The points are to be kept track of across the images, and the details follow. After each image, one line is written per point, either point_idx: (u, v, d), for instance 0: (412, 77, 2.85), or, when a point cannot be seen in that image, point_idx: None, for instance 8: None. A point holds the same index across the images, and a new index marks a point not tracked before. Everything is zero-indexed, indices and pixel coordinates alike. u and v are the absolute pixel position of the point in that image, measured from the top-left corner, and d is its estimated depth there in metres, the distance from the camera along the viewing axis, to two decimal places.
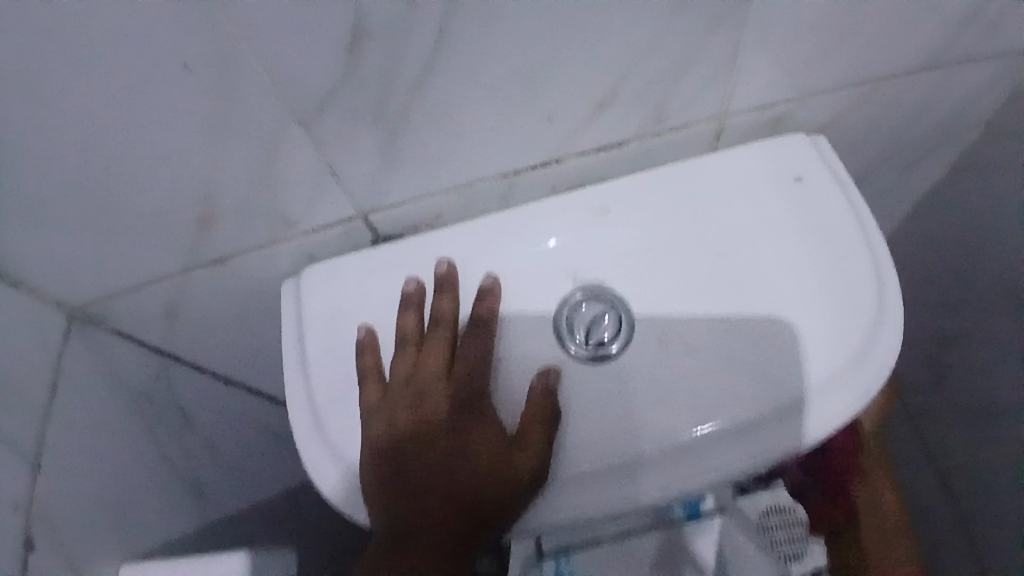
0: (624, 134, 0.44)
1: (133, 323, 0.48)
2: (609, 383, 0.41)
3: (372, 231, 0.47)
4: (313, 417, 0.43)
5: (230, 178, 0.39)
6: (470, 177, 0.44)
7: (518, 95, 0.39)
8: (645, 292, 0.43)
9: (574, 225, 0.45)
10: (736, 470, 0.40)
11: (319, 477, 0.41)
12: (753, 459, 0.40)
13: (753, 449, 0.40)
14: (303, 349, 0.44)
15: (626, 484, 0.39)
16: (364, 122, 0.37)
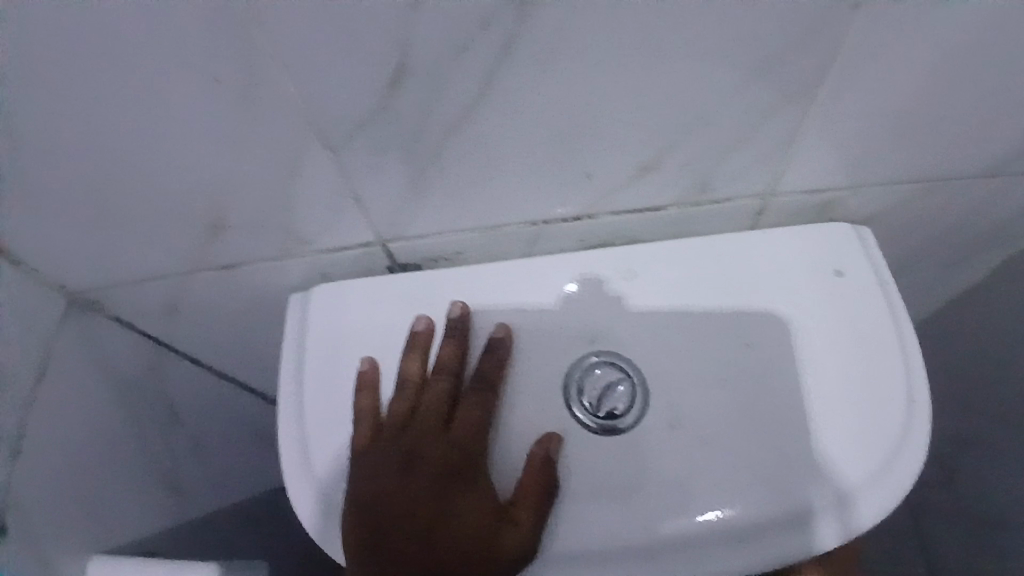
0: (664, 199, 0.42)
1: (132, 313, 0.47)
2: (613, 460, 0.39)
3: (389, 258, 0.45)
4: (303, 449, 0.41)
5: (249, 191, 0.37)
6: (498, 220, 0.42)
7: (561, 147, 0.37)
8: (664, 368, 0.41)
9: (599, 285, 0.43)
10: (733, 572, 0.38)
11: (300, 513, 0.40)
12: (753, 563, 0.38)
13: (754, 553, 0.38)
14: (299, 375, 0.42)
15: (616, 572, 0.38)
16: (395, 156, 0.36)
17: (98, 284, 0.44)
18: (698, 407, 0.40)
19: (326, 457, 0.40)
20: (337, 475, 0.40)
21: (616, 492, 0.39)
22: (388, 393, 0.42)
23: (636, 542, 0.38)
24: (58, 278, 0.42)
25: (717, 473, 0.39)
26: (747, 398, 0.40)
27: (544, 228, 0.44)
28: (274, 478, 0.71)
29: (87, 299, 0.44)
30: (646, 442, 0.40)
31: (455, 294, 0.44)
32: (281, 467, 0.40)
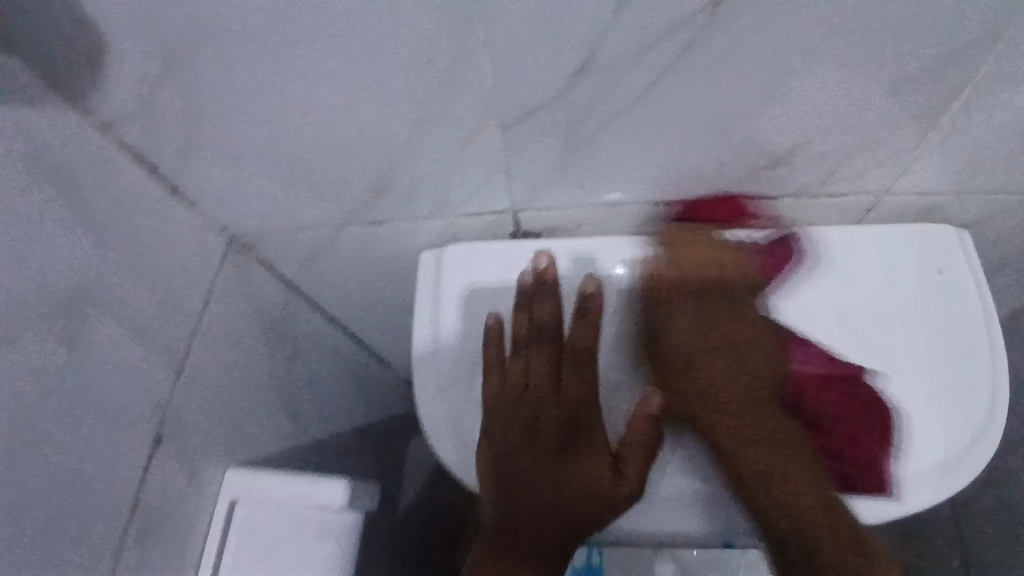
0: (781, 191, 0.46)
1: (279, 258, 0.53)
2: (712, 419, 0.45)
3: (516, 225, 0.50)
4: (439, 387, 0.47)
5: (417, 158, 0.42)
6: (626, 199, 0.47)
7: (698, 139, 0.41)
8: (760, 342, 0.47)
9: (714, 265, 0.48)
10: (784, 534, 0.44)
11: (441, 445, 0.46)
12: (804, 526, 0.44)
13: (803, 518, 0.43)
14: (439, 324, 0.48)
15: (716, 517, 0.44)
16: (555, 135, 0.40)
17: (258, 233, 0.50)
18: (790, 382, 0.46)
19: (462, 395, 0.47)
20: (469, 410, 0.47)
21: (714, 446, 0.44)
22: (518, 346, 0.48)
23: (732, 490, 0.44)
24: (229, 220, 0.48)
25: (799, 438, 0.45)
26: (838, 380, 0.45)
27: (664, 210, 0.48)
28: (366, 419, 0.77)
29: (247, 242, 0.51)
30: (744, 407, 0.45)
31: (574, 265, 0.48)
32: (420, 401, 0.47)
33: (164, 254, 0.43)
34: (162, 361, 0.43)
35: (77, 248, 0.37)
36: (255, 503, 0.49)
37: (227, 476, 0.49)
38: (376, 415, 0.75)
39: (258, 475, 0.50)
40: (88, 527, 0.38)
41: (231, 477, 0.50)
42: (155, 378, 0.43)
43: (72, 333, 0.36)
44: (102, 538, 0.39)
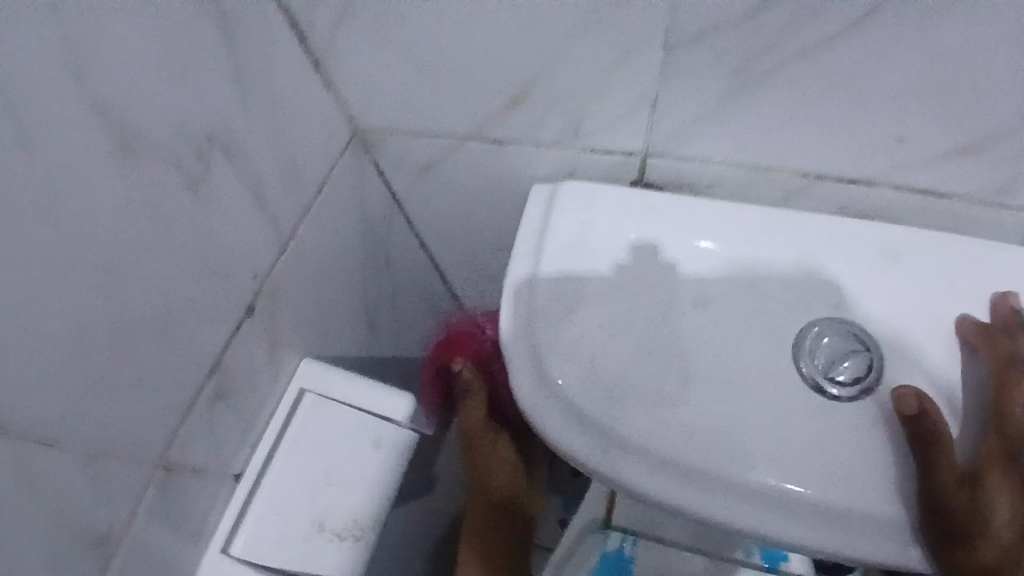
0: (955, 188, 0.41)
1: (393, 163, 0.52)
2: (801, 419, 0.42)
3: (641, 172, 0.47)
4: (526, 316, 0.44)
5: (568, 71, 0.40)
6: (772, 162, 0.43)
7: (888, 101, 0.36)
8: (877, 357, 0.42)
9: (852, 256, 0.43)
10: (748, 525, 0.39)
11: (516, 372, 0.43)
12: (770, 516, 0.39)
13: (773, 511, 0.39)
14: (539, 254, 0.45)
15: (777, 520, 0.39)
16: (725, 66, 0.37)
17: (382, 130, 0.49)
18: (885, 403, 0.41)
19: (551, 327, 0.44)
20: (562, 349, 0.44)
21: (791, 454, 0.41)
22: (601, 284, 0.45)
23: (784, 496, 0.39)
24: (358, 111, 0.48)
25: (885, 446, 0.41)
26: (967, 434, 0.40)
27: (810, 183, 0.44)
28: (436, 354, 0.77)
29: (368, 139, 0.50)
30: (848, 410, 0.42)
31: (697, 237, 0.45)
32: (502, 323, 0.45)
33: (295, 128, 0.43)
34: (271, 238, 0.44)
35: (228, 97, 0.36)
36: (321, 398, 0.49)
37: (300, 364, 0.50)
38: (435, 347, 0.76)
39: (332, 368, 0.50)
40: (178, 368, 0.38)
41: (302, 366, 0.50)
42: (263, 252, 0.43)
43: (200, 178, 0.36)
44: (185, 383, 0.39)
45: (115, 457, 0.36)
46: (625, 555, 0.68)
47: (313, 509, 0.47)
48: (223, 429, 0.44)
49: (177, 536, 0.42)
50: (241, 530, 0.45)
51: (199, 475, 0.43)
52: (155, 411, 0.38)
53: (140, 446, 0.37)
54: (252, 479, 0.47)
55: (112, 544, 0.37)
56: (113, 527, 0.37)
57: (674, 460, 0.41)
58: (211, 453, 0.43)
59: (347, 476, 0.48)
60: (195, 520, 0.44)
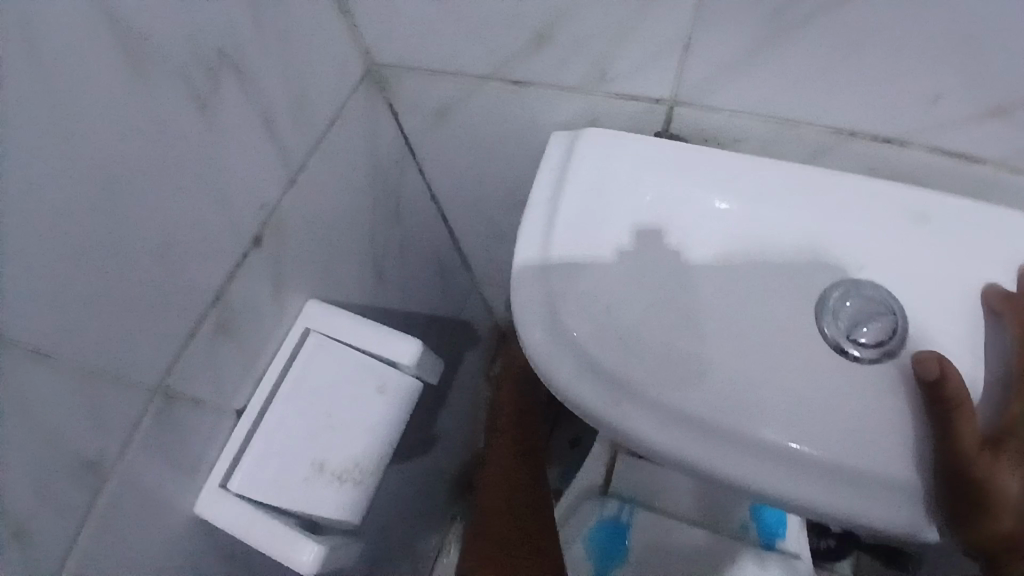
0: (995, 151, 0.39)
1: (408, 102, 0.51)
2: (815, 379, 0.41)
3: (666, 122, 0.45)
4: (539, 268, 0.43)
5: (595, 7, 0.38)
6: (803, 115, 0.41)
7: (931, 51, 0.35)
8: (901, 322, 0.41)
9: (880, 217, 0.42)
10: (758, 481, 0.38)
11: (525, 319, 0.42)
12: (780, 475, 0.38)
13: (784, 471, 0.38)
14: (556, 200, 0.44)
15: (788, 479, 0.37)
16: (763, 7, 0.35)
17: (398, 65, 0.47)
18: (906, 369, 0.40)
19: (564, 275, 0.42)
20: (575, 299, 0.42)
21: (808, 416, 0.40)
22: (618, 236, 0.44)
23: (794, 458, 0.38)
24: (374, 43, 0.46)
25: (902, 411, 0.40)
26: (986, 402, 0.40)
27: (841, 140, 0.42)
28: (443, 310, 0.76)
29: (384, 75, 0.49)
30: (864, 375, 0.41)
31: (718, 198, 0.43)
32: (514, 276, 0.43)
33: (307, 56, 0.41)
34: (280, 168, 0.42)
35: (236, 12, 0.34)
36: (324, 340, 0.48)
37: (306, 304, 0.49)
38: (441, 304, 0.75)
39: (338, 310, 0.49)
40: (178, 296, 0.37)
41: (307, 306, 0.49)
42: (270, 182, 0.42)
43: (206, 96, 0.34)
44: (185, 313, 0.38)
45: (111, 381, 0.35)
46: (621, 521, 0.68)
47: (313, 449, 0.46)
48: (222, 364, 0.43)
49: (173, 467, 0.42)
50: (239, 466, 0.45)
51: (197, 408, 0.42)
52: (154, 338, 0.37)
53: (137, 372, 0.36)
54: (252, 416, 0.46)
55: (106, 469, 0.37)
56: (107, 453, 0.37)
57: (685, 417, 0.40)
58: (210, 386, 0.43)
59: (347, 419, 0.47)
60: (193, 453, 0.43)
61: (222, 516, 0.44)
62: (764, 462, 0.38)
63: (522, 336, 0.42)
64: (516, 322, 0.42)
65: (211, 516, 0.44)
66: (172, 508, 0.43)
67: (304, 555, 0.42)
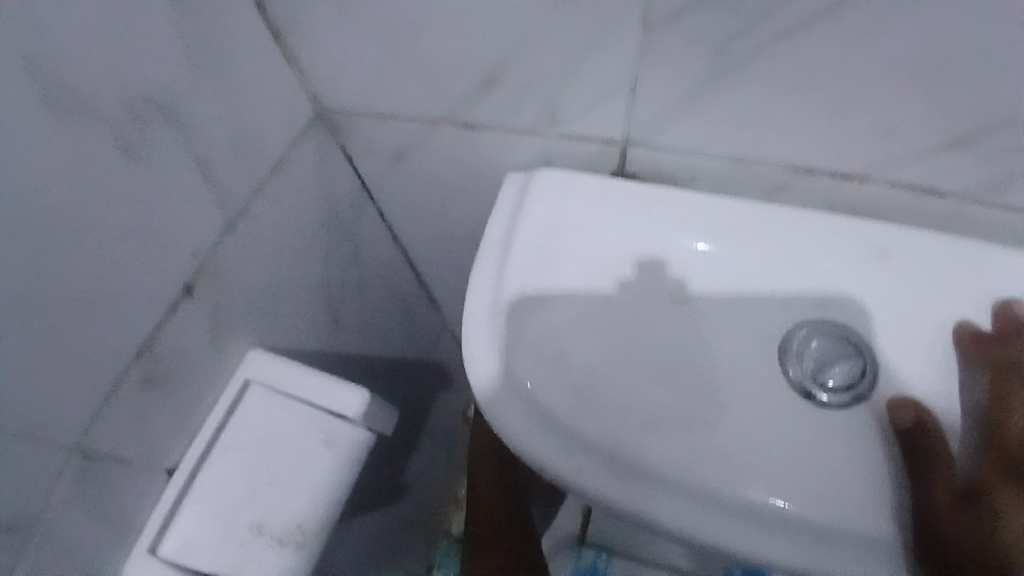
0: (947, 186, 0.38)
1: (361, 146, 0.50)
2: (779, 426, 0.39)
3: (620, 163, 0.44)
4: (489, 307, 0.40)
5: (541, 49, 0.37)
6: (755, 154, 0.41)
7: (877, 89, 0.34)
8: (861, 368, 0.39)
9: (841, 255, 0.40)
10: (739, 541, 0.34)
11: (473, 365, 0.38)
12: (761, 533, 0.34)
13: (764, 528, 0.34)
14: (508, 243, 0.42)
15: (772, 537, 0.34)
16: (707, 47, 0.34)
17: (349, 109, 0.47)
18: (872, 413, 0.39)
19: (518, 321, 0.40)
20: (529, 345, 0.40)
21: (776, 467, 0.38)
22: (572, 280, 0.42)
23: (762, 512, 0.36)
24: (321, 87, 0.45)
25: (868, 457, 0.38)
26: (963, 445, 0.38)
27: (795, 177, 0.41)
28: (409, 355, 0.74)
29: (334, 119, 0.48)
30: (829, 420, 0.39)
31: (692, 239, 0.42)
32: (467, 313, 0.40)
33: (251, 99, 0.40)
34: (220, 213, 0.41)
35: (169, 57, 0.34)
36: (266, 393, 0.45)
37: (250, 355, 0.47)
38: (406, 349, 0.73)
39: (283, 361, 0.47)
40: (104, 348, 0.35)
41: (251, 357, 0.47)
42: (210, 228, 0.40)
43: (138, 142, 0.33)
44: (111, 366, 0.36)
45: (26, 444, 0.32)
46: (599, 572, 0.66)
47: (251, 508, 0.43)
48: (157, 420, 0.40)
49: (98, 538, 0.38)
50: (173, 528, 0.41)
51: (128, 469, 0.39)
52: (75, 395, 0.34)
53: (56, 433, 0.34)
54: (188, 473, 0.43)
55: (16, 541, 0.34)
56: (19, 524, 0.33)
57: (647, 469, 0.37)
58: (143, 445, 0.40)
59: (292, 475, 0.44)
60: (122, 520, 0.40)
61: None
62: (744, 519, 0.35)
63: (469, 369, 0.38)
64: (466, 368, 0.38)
65: None
66: None
67: None
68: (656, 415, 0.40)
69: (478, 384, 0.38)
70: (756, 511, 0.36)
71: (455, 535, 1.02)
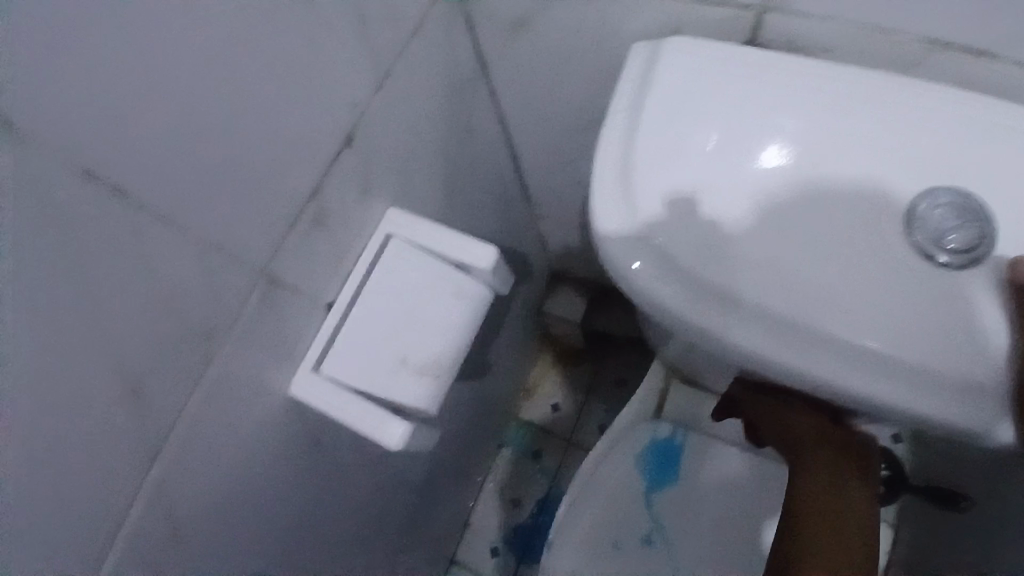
0: None
1: (486, 15, 0.52)
2: (896, 289, 0.41)
3: (753, 31, 0.45)
4: (618, 167, 0.44)
5: None
6: (897, 22, 0.40)
7: None
8: (985, 235, 0.40)
9: (969, 129, 0.41)
10: (823, 368, 0.41)
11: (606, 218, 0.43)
12: (846, 360, 0.41)
13: (849, 360, 0.41)
14: (637, 112, 0.44)
15: (855, 370, 0.40)
16: None
17: None
18: (997, 275, 0.40)
19: (646, 181, 0.43)
20: (655, 202, 0.43)
21: (885, 325, 0.41)
22: (699, 146, 0.43)
23: (858, 350, 0.41)
24: None
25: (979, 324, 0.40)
26: None
27: (935, 49, 0.41)
28: (504, 240, 0.78)
29: None
30: (950, 282, 0.41)
31: (819, 111, 0.43)
32: (594, 176, 0.44)
33: None
34: (368, 70, 0.44)
35: None
36: (404, 245, 0.51)
37: (388, 211, 0.52)
38: (502, 232, 0.77)
39: (418, 219, 0.52)
40: (280, 184, 0.40)
41: (390, 214, 0.52)
42: (359, 84, 0.44)
43: None
44: (283, 202, 0.41)
45: (224, 255, 0.38)
46: (674, 445, 0.71)
47: (395, 342, 0.49)
48: (315, 257, 0.46)
49: (273, 352, 0.45)
50: (332, 352, 0.48)
51: (296, 296, 0.45)
52: (258, 223, 0.40)
53: (245, 250, 0.39)
54: (342, 309, 0.49)
55: (216, 340, 0.40)
56: (219, 325, 0.40)
57: (753, 309, 0.42)
58: (307, 277, 0.45)
59: (428, 317, 0.50)
60: (289, 340, 0.47)
61: (316, 394, 0.47)
62: (832, 354, 0.41)
63: (599, 226, 0.43)
64: (595, 220, 0.44)
65: (307, 396, 0.48)
66: (271, 388, 0.47)
67: (396, 434, 0.46)
68: (772, 273, 0.43)
69: (608, 236, 0.43)
70: (850, 349, 0.41)
71: (526, 417, 1.11)
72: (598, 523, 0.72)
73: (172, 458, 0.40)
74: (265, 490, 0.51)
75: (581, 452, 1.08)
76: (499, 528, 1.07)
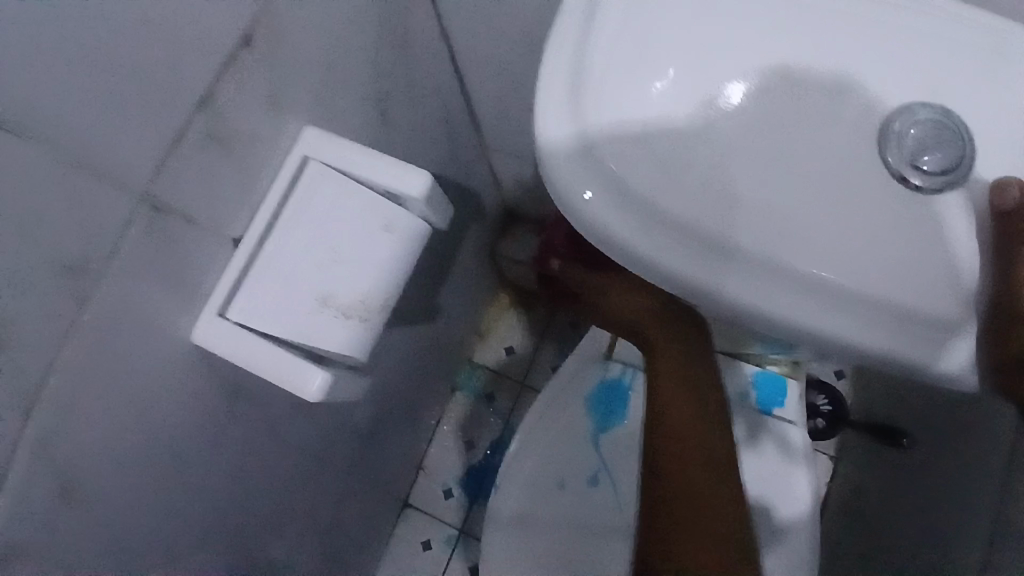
0: None
1: None
2: (860, 219, 0.38)
3: None
4: (570, 69, 0.39)
5: None
6: None
7: None
8: (964, 158, 0.37)
9: (943, 44, 0.39)
10: (774, 304, 0.37)
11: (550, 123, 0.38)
12: (801, 295, 0.37)
13: (803, 293, 0.38)
14: (596, 8, 0.39)
15: (806, 302, 0.37)
16: None
17: None
18: (967, 204, 0.38)
19: (600, 86, 0.38)
20: (608, 112, 0.38)
21: (845, 258, 0.38)
22: (661, 51, 0.39)
23: (814, 281, 0.38)
24: None
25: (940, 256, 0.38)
26: None
27: None
28: (451, 171, 0.72)
29: None
30: (915, 209, 0.38)
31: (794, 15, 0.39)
32: (541, 73, 0.39)
33: None
34: None
35: None
36: (327, 169, 0.45)
37: (306, 130, 0.45)
38: (447, 162, 0.70)
39: (342, 141, 0.45)
40: (162, 89, 0.33)
41: (307, 132, 0.45)
42: None
43: None
44: (168, 111, 0.34)
45: (90, 173, 0.31)
46: (623, 385, 0.70)
47: (315, 280, 0.43)
48: (217, 181, 0.39)
49: (170, 289, 0.39)
50: (238, 294, 0.42)
51: (194, 226, 0.39)
52: (138, 137, 0.33)
53: (120, 168, 0.33)
54: (252, 243, 0.43)
55: (92, 275, 0.34)
56: (95, 258, 0.34)
57: (708, 237, 0.38)
58: (206, 204, 0.39)
59: (354, 253, 0.44)
60: (191, 277, 0.41)
61: (223, 340, 0.42)
62: (786, 288, 0.38)
63: (541, 130, 0.38)
64: (539, 126, 0.39)
65: (213, 344, 0.42)
66: (172, 331, 0.41)
67: (316, 384, 0.42)
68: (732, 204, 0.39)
69: (550, 144, 0.39)
70: (803, 282, 0.38)
71: (478, 359, 1.08)
72: (544, 464, 0.71)
73: (49, 409, 0.35)
74: (178, 441, 0.47)
75: (533, 393, 1.07)
76: (452, 469, 1.06)
